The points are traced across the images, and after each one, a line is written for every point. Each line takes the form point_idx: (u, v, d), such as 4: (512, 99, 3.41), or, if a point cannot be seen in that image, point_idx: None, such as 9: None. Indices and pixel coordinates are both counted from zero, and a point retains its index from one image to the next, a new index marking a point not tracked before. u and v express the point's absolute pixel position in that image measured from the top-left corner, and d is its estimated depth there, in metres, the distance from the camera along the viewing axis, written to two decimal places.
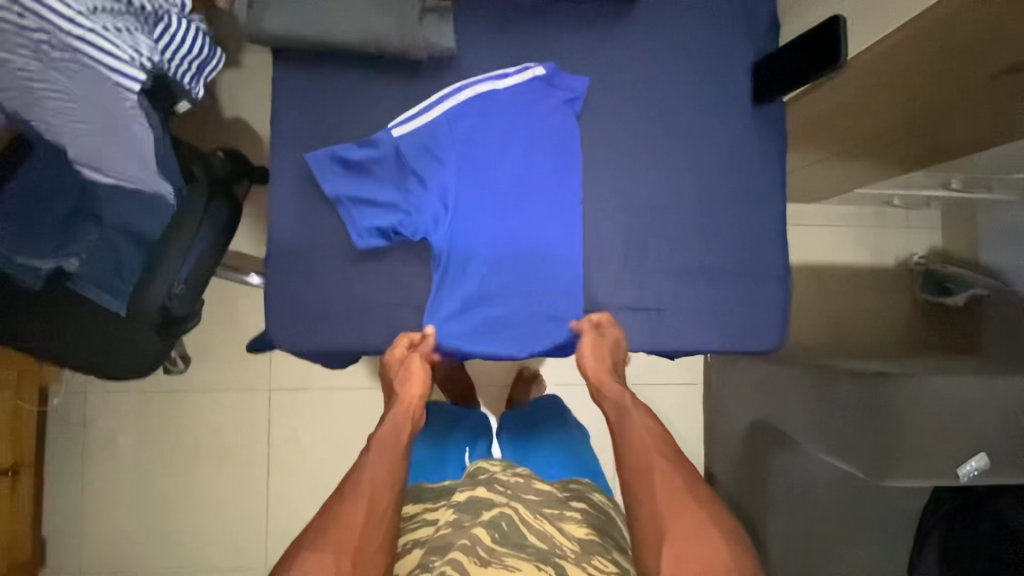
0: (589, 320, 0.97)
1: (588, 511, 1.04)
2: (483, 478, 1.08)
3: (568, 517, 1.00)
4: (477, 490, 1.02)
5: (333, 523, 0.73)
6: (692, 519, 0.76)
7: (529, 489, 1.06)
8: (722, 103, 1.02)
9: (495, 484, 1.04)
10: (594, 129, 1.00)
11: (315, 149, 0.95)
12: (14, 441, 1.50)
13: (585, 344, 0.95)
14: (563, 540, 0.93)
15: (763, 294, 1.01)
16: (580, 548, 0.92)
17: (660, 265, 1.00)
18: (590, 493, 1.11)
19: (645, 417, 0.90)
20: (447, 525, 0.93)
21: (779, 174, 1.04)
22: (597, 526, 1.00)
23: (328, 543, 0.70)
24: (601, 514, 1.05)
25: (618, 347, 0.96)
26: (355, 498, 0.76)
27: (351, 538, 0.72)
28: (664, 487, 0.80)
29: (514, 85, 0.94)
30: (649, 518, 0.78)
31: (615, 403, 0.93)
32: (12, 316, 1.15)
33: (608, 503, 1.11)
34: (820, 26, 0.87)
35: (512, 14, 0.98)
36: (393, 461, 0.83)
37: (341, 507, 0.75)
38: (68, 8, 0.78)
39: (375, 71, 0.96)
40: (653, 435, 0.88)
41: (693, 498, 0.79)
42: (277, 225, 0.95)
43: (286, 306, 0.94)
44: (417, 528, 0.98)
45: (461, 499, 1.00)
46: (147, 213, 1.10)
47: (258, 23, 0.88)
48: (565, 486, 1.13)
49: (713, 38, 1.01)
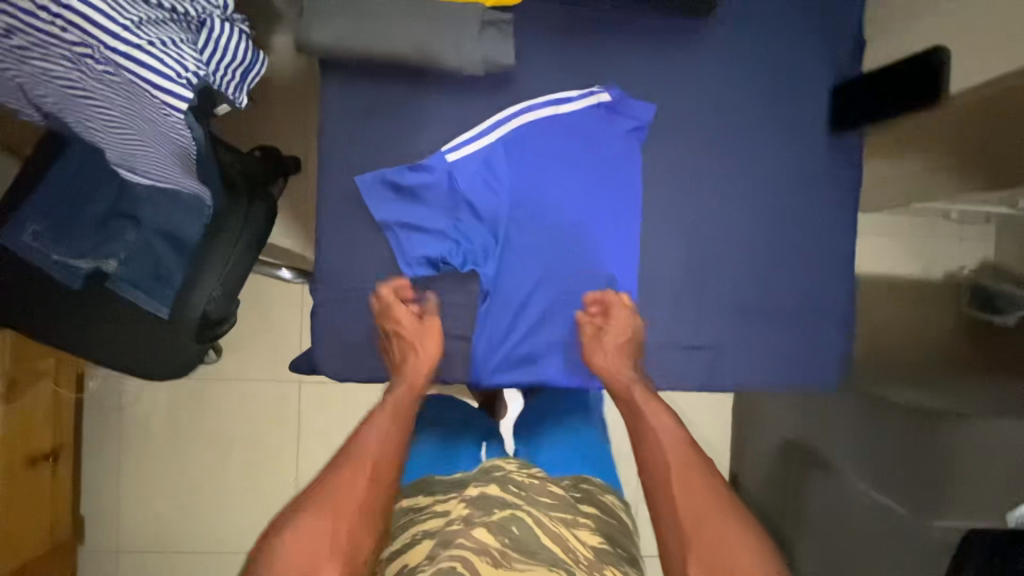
0: (589, 305, 0.91)
1: (598, 517, 0.92)
2: (498, 475, 0.93)
3: (579, 523, 0.87)
4: (489, 488, 0.88)
5: (334, 488, 0.70)
6: (717, 529, 0.66)
7: (541, 491, 0.92)
8: (794, 127, 0.95)
9: (509, 484, 0.90)
10: (657, 154, 0.94)
11: (365, 169, 0.91)
12: (55, 426, 1.53)
13: (586, 337, 0.90)
14: (575, 543, 0.80)
15: (823, 333, 0.97)
16: (592, 554, 0.79)
17: (719, 300, 0.95)
18: (601, 494, 1.00)
19: (661, 413, 0.83)
20: (460, 522, 0.77)
21: (850, 205, 0.97)
22: (606, 534, 0.89)
23: (327, 507, 0.67)
24: (610, 521, 0.93)
25: (620, 330, 0.89)
26: (352, 470, 0.72)
27: (350, 499, 0.69)
28: (685, 492, 0.71)
29: (576, 109, 0.90)
30: (674, 529, 0.68)
31: (625, 400, 0.87)
32: (58, 315, 1.16)
33: (614, 505, 1.00)
34: (915, 56, 0.81)
35: (574, 27, 0.91)
36: (395, 435, 0.79)
37: (337, 479, 0.72)
38: (114, 23, 0.73)
39: (428, 84, 0.91)
40: (671, 435, 0.80)
41: (719, 507, 0.69)
42: (323, 245, 0.91)
43: (331, 329, 0.92)
44: (427, 519, 0.83)
45: (474, 493, 0.85)
46: (187, 215, 1.09)
47: (307, 32, 0.83)
48: (575, 485, 1.01)
49: (790, 55, 0.94)
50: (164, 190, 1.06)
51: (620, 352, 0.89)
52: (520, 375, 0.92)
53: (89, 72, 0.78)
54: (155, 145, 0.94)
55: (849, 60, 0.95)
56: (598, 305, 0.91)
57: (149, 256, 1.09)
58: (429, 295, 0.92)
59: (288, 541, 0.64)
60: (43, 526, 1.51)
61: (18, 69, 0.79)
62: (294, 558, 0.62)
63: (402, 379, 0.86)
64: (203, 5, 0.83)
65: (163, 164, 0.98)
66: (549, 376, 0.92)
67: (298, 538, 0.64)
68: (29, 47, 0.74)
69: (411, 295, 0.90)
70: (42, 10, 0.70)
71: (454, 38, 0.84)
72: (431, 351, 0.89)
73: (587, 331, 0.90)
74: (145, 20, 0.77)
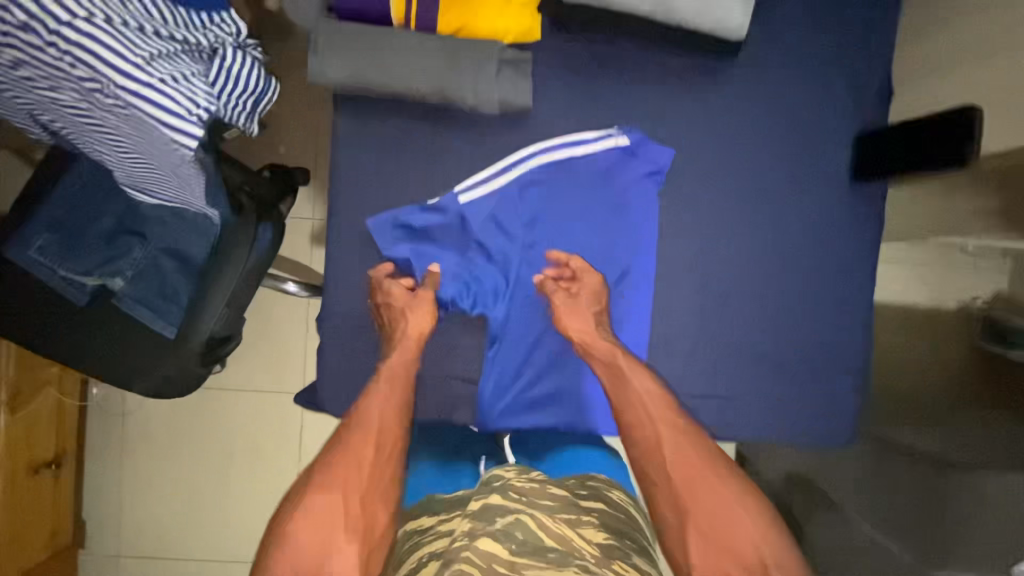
0: (566, 270, 0.89)
1: (607, 513, 0.75)
2: (497, 486, 0.76)
3: (583, 520, 0.71)
4: (490, 499, 0.73)
5: (340, 460, 0.68)
6: (713, 496, 0.67)
7: (543, 494, 0.75)
8: (817, 173, 0.93)
9: (509, 491, 0.74)
10: (675, 198, 0.92)
11: (375, 204, 0.89)
12: (59, 432, 1.54)
13: (560, 305, 0.86)
14: (581, 543, 0.66)
15: (836, 383, 0.95)
16: (601, 552, 0.65)
17: (731, 348, 0.93)
18: (608, 490, 0.81)
19: (644, 376, 0.80)
20: (463, 537, 0.64)
21: (870, 254, 0.94)
22: (617, 528, 0.72)
23: (336, 483, 0.65)
24: (623, 515, 0.76)
25: (596, 296, 0.88)
26: (357, 440, 0.71)
27: (359, 474, 0.67)
28: (676, 459, 0.70)
29: (593, 151, 0.88)
30: (668, 496, 0.68)
31: (606, 363, 0.82)
32: (56, 329, 1.12)
33: (628, 502, 0.80)
34: (948, 117, 0.78)
35: (595, 66, 0.89)
36: (397, 405, 0.77)
37: (342, 451, 0.69)
38: (126, 61, 0.72)
39: (443, 122, 0.89)
40: (656, 400, 0.77)
41: (710, 470, 0.69)
42: (331, 281, 0.90)
43: (337, 366, 0.90)
44: (427, 542, 0.67)
45: (474, 507, 0.71)
46: (196, 236, 1.10)
47: (320, 68, 0.81)
48: (580, 482, 0.81)
49: (814, 102, 0.92)
50: (172, 210, 1.09)
51: (598, 322, 0.87)
52: (527, 420, 0.90)
53: (98, 104, 0.77)
54: (165, 171, 0.92)
55: (875, 109, 0.92)
56: (566, 272, 0.89)
57: (155, 274, 1.11)
58: (434, 270, 0.89)
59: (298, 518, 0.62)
60: (43, 532, 1.51)
61: (30, 97, 0.80)
62: (308, 538, 0.61)
63: (396, 342, 0.85)
64: (216, 35, 0.86)
65: (172, 185, 0.97)
66: (557, 422, 0.91)
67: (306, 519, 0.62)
68: (37, 77, 0.74)
69: (405, 279, 0.89)
70: (51, 47, 0.69)
71: (472, 78, 0.82)
72: (426, 331, 0.86)
73: (559, 295, 0.87)
74: (157, 54, 0.76)
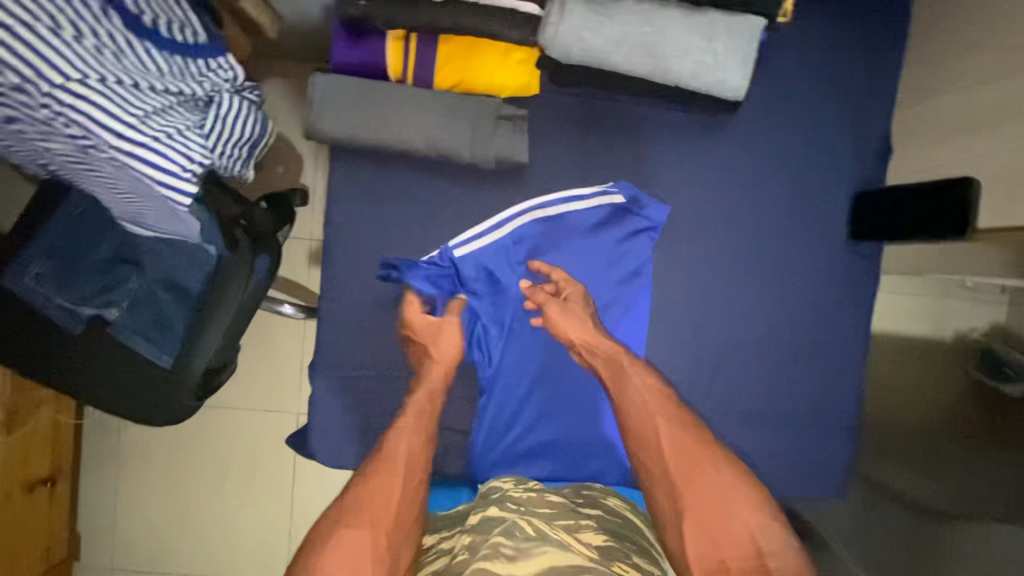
0: (549, 288, 0.89)
1: (604, 519, 0.75)
2: (496, 497, 0.78)
3: (581, 524, 0.71)
4: (489, 510, 0.73)
5: (370, 493, 0.71)
6: (706, 483, 0.72)
7: (539, 502, 0.76)
8: (815, 229, 0.92)
9: (507, 502, 0.74)
10: (672, 252, 0.92)
11: (371, 255, 0.89)
12: (55, 448, 1.53)
13: (552, 314, 0.86)
14: (579, 545, 0.65)
15: (827, 438, 0.95)
16: (599, 554, 0.65)
17: (725, 402, 0.93)
18: (605, 498, 0.81)
19: (643, 372, 0.83)
20: (465, 549, 0.65)
21: (867, 309, 0.94)
22: (615, 531, 0.72)
23: (360, 518, 0.67)
24: (620, 519, 0.76)
25: (584, 300, 0.88)
26: (384, 476, 0.73)
27: (384, 507, 0.70)
28: (674, 451, 0.75)
29: (589, 206, 0.89)
30: (665, 485, 0.74)
31: (607, 359, 0.85)
32: (42, 359, 1.06)
33: (625, 507, 0.80)
34: (948, 184, 0.77)
35: (594, 120, 0.89)
36: (423, 436, 0.80)
37: (370, 484, 0.72)
38: (118, 122, 0.72)
39: (440, 174, 0.89)
40: (655, 395, 0.81)
41: (703, 458, 0.74)
42: (326, 330, 0.89)
43: (331, 415, 0.90)
44: (432, 560, 0.68)
45: (475, 519, 0.71)
46: (194, 266, 1.09)
47: (319, 122, 0.82)
48: (576, 491, 0.83)
49: (814, 159, 0.91)
50: (170, 242, 1.10)
51: (593, 322, 0.87)
52: (518, 471, 0.90)
53: (95, 158, 0.77)
54: (164, 214, 0.92)
55: (874, 168, 0.92)
56: (551, 280, 0.89)
57: (150, 304, 1.09)
58: (458, 300, 0.89)
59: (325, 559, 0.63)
60: (38, 548, 1.50)
61: (29, 148, 0.81)
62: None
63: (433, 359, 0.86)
64: (212, 82, 0.87)
65: (167, 220, 0.98)
66: (549, 475, 0.90)
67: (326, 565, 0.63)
68: (32, 131, 0.75)
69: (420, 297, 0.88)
70: (46, 108, 0.70)
71: (468, 134, 0.82)
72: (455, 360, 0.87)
73: (550, 302, 0.86)
74: (153, 111, 0.76)
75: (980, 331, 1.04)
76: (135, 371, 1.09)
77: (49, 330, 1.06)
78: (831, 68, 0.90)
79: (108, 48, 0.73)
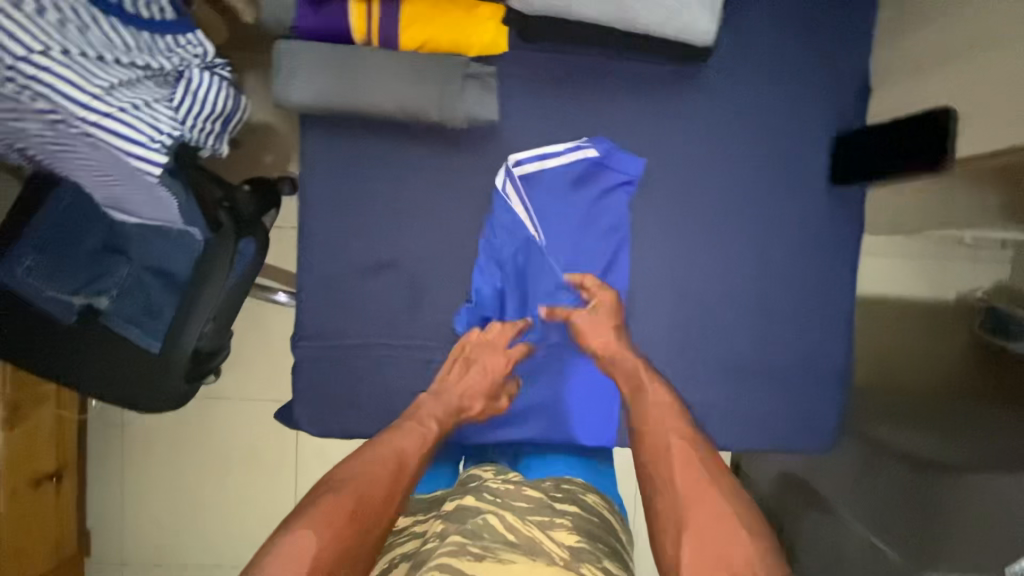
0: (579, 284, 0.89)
1: (580, 517, 0.75)
2: (473, 486, 0.79)
3: (556, 522, 0.71)
4: (465, 500, 0.74)
5: (357, 479, 0.66)
6: (716, 503, 0.66)
7: (517, 496, 0.76)
8: (795, 177, 0.91)
9: (484, 492, 0.75)
10: (651, 208, 0.91)
11: (346, 224, 0.89)
12: (59, 445, 1.53)
13: (584, 324, 0.86)
14: (550, 545, 0.66)
15: (817, 390, 0.94)
16: (569, 554, 0.65)
17: (710, 359, 0.92)
18: (584, 494, 0.82)
19: (661, 388, 0.81)
20: (435, 537, 0.66)
21: (851, 258, 0.93)
22: (590, 531, 0.72)
23: (341, 501, 0.63)
24: (595, 519, 0.76)
25: (615, 309, 0.87)
26: (377, 468, 0.69)
27: (374, 499, 0.65)
28: (684, 464, 0.70)
29: (564, 163, 0.88)
30: (669, 495, 0.68)
31: (627, 373, 0.83)
32: (31, 348, 1.04)
33: (602, 505, 0.81)
34: (927, 117, 0.75)
35: (566, 77, 0.88)
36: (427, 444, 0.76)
37: (360, 471, 0.68)
38: (82, 93, 0.72)
39: (413, 140, 0.88)
40: (670, 411, 0.78)
41: (712, 477, 0.69)
42: (307, 302, 0.89)
43: (315, 387, 0.90)
44: (403, 543, 0.70)
45: (450, 509, 0.73)
46: (181, 253, 1.03)
47: (287, 92, 0.81)
48: (555, 485, 0.82)
49: (792, 106, 0.90)
50: (156, 227, 1.04)
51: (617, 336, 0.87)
52: (502, 434, 0.90)
53: (65, 135, 0.77)
54: (141, 195, 0.91)
55: (854, 112, 0.91)
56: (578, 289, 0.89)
57: (140, 292, 1.05)
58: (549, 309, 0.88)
59: (300, 536, 0.59)
60: (47, 546, 1.50)
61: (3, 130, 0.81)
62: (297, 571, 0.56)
63: (433, 390, 0.84)
64: (180, 57, 0.86)
65: (147, 204, 0.95)
66: (532, 438, 0.90)
67: (298, 544, 0.58)
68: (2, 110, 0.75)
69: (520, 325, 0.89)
70: (11, 82, 0.69)
71: (437, 94, 0.81)
72: (476, 397, 0.86)
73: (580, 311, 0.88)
74: (118, 83, 0.76)
75: (985, 290, 1.05)
76: (125, 359, 1.05)
77: (43, 322, 1.03)
78: (808, 11, 0.88)
79: (70, 23, 0.74)
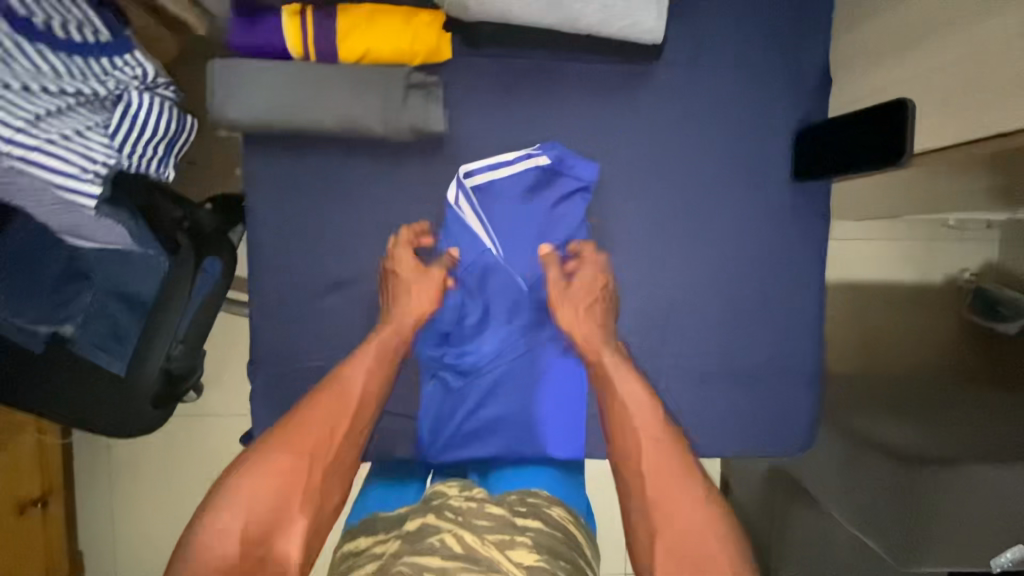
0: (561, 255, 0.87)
1: (544, 532, 0.68)
2: (436, 504, 0.72)
3: (516, 540, 0.65)
4: (427, 520, 0.69)
5: (303, 422, 0.70)
6: (692, 508, 0.63)
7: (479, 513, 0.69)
8: (757, 174, 0.88)
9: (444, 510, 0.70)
10: (609, 211, 0.88)
11: (297, 243, 0.86)
12: (41, 471, 1.48)
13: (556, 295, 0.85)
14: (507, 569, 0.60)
15: (789, 389, 0.92)
16: None
17: (677, 363, 0.90)
18: (549, 506, 0.74)
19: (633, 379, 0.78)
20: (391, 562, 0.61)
21: (817, 254, 0.90)
22: (552, 547, 0.66)
23: (286, 443, 0.68)
24: (560, 533, 0.69)
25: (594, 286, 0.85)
26: (321, 411, 0.72)
27: (318, 438, 0.69)
28: (654, 462, 0.67)
29: (516, 172, 0.86)
30: (639, 506, 0.65)
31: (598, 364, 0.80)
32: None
33: (568, 518, 0.73)
34: (885, 107, 0.72)
35: (515, 81, 0.85)
36: (380, 374, 0.79)
37: (303, 418, 0.71)
38: (5, 127, 0.70)
39: (360, 154, 0.86)
40: (644, 403, 0.75)
41: (686, 478, 0.66)
42: (261, 324, 0.87)
43: (273, 411, 0.88)
44: (359, 566, 0.64)
45: (411, 529, 0.67)
46: (146, 273, 0.94)
47: (222, 111, 0.78)
48: (520, 498, 0.74)
49: (750, 99, 0.87)
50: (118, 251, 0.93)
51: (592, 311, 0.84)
52: (463, 454, 0.87)
53: None
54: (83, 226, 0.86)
55: (814, 104, 0.88)
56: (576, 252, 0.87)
57: (105, 317, 0.96)
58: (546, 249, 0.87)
59: (244, 480, 0.63)
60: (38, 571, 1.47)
61: None
62: (243, 515, 0.61)
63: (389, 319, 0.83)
64: (117, 80, 0.83)
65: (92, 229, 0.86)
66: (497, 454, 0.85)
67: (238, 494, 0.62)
68: None
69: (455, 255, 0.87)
70: None
71: (378, 107, 0.79)
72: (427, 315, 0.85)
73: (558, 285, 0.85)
74: (45, 114, 0.74)
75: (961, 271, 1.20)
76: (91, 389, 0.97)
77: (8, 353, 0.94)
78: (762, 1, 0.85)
79: None
